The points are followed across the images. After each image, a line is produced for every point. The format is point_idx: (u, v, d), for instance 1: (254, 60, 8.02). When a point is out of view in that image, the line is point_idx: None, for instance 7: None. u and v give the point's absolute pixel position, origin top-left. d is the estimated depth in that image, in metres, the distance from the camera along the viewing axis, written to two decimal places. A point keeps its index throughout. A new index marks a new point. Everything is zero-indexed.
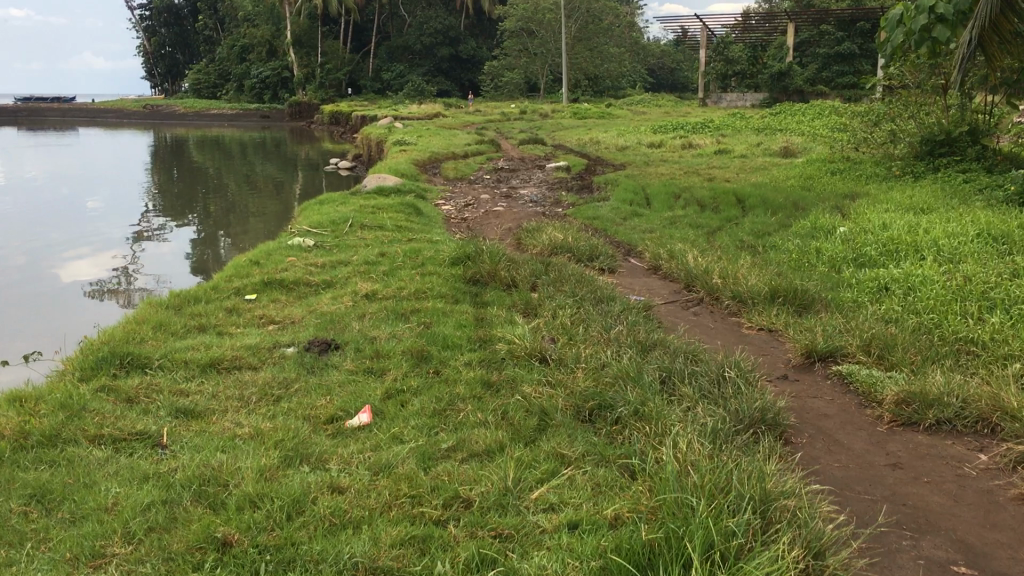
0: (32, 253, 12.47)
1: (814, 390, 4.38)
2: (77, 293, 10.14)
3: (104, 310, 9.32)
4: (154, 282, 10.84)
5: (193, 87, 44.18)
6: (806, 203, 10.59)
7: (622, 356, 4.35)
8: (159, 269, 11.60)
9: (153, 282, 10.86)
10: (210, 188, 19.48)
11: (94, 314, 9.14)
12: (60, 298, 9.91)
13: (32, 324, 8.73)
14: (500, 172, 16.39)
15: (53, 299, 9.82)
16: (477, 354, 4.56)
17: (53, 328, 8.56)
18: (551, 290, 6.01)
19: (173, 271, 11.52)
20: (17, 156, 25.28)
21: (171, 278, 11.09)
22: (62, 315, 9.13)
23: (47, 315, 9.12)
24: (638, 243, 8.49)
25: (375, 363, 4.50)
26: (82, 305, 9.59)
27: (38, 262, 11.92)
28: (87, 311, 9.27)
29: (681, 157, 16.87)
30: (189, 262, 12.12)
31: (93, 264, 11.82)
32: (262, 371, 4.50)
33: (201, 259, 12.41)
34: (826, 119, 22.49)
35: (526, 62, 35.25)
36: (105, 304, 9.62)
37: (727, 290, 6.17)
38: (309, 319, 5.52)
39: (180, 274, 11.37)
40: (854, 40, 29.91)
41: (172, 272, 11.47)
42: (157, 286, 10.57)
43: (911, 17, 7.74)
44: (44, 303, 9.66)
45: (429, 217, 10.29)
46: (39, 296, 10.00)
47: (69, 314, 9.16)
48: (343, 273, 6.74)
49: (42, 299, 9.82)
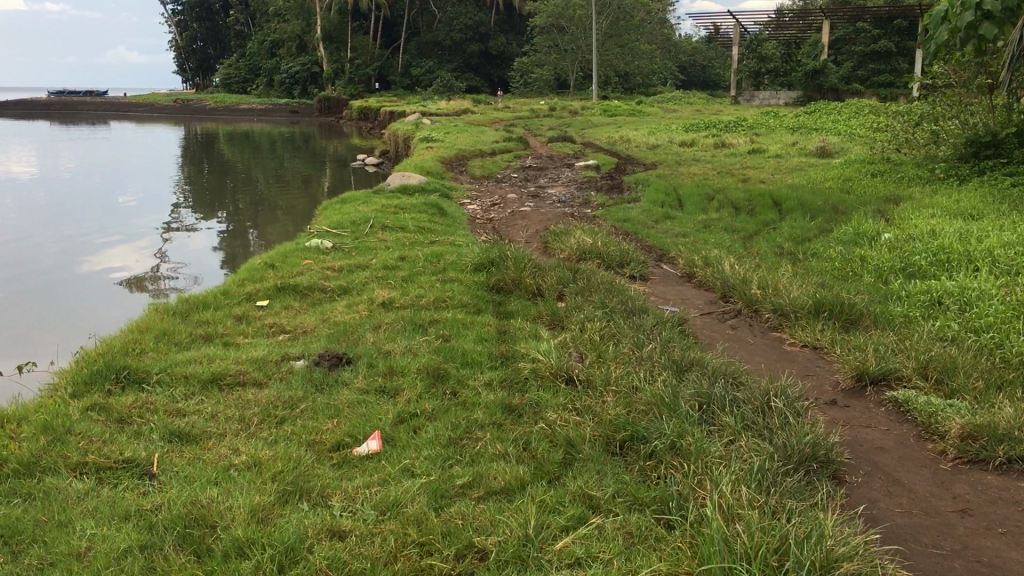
0: (64, 244, 12.37)
1: (866, 419, 4.00)
2: (108, 286, 9.98)
3: (133, 303, 9.13)
4: (183, 274, 10.68)
5: (223, 83, 44.27)
6: (847, 207, 10.15)
7: (657, 380, 4.00)
8: (190, 262, 11.41)
9: (183, 274, 10.67)
10: (240, 182, 19.35)
11: (121, 305, 9.00)
12: (90, 290, 9.75)
13: (59, 316, 8.55)
14: (528, 170, 16.05)
15: (83, 292, 9.65)
16: (499, 372, 4.22)
17: (80, 320, 8.36)
18: (579, 299, 5.67)
19: (204, 264, 11.32)
20: (51, 149, 25.37)
21: (199, 270, 10.94)
22: (89, 307, 8.93)
23: (75, 307, 8.93)
24: (670, 247, 8.13)
25: (388, 381, 4.17)
26: (111, 297, 9.40)
27: (69, 253, 11.79)
28: (116, 304, 9.07)
29: (714, 156, 16.47)
30: (218, 256, 11.92)
31: (124, 256, 11.67)
32: (267, 389, 4.19)
33: (232, 252, 12.21)
34: (862, 119, 21.94)
35: (555, 59, 34.86)
36: (135, 297, 9.42)
37: (767, 302, 5.79)
38: (322, 329, 5.21)
39: (211, 267, 11.16)
40: (890, 38, 29.25)
41: (201, 264, 11.32)
42: (188, 279, 10.37)
43: (955, 14, 7.28)
44: (73, 295, 9.49)
45: (454, 218, 9.97)
46: (69, 288, 9.84)
47: (96, 307, 8.96)
48: (360, 278, 6.44)
49: (71, 292, 9.65)
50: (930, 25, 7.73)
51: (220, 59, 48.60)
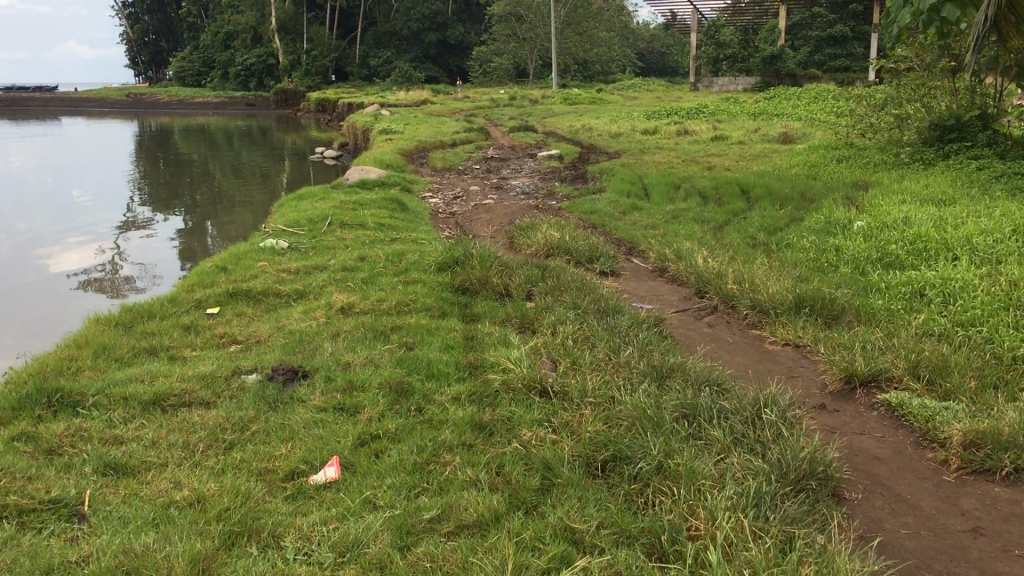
0: (18, 242, 11.89)
1: (859, 426, 3.75)
2: (62, 285, 9.55)
3: (89, 303, 8.71)
4: (142, 272, 10.27)
5: (177, 76, 43.32)
6: (815, 194, 9.96)
7: (637, 389, 3.74)
8: (147, 259, 10.97)
9: (141, 273, 10.24)
10: (197, 177, 18.82)
11: (79, 305, 8.62)
12: (43, 290, 9.31)
13: (10, 318, 8.12)
14: (490, 162, 15.70)
15: (36, 292, 9.23)
16: (467, 385, 3.92)
17: (32, 322, 7.95)
18: (549, 300, 5.38)
19: (162, 261, 10.90)
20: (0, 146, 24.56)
21: (158, 268, 10.53)
22: (43, 309, 8.51)
23: (26, 309, 8.51)
24: (639, 240, 7.87)
25: (348, 397, 3.84)
26: (65, 297, 8.98)
27: (23, 252, 11.33)
28: (70, 304, 8.64)
29: (677, 144, 16.26)
30: (176, 252, 11.49)
31: (80, 254, 11.22)
32: (215, 408, 3.85)
33: (190, 248, 11.78)
34: (822, 103, 21.88)
35: (514, 47, 34.44)
36: (90, 296, 9.00)
37: (745, 297, 5.54)
38: (276, 339, 4.87)
39: (170, 265, 10.74)
40: (846, 22, 29.15)
41: (160, 261, 10.92)
42: (146, 278, 9.95)
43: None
44: (25, 296, 9.05)
45: (415, 213, 9.64)
46: (21, 288, 9.39)
47: (49, 308, 8.54)
48: (318, 281, 6.09)
49: (22, 292, 9.21)
50: (893, 11, 7.55)
51: (173, 52, 47.56)
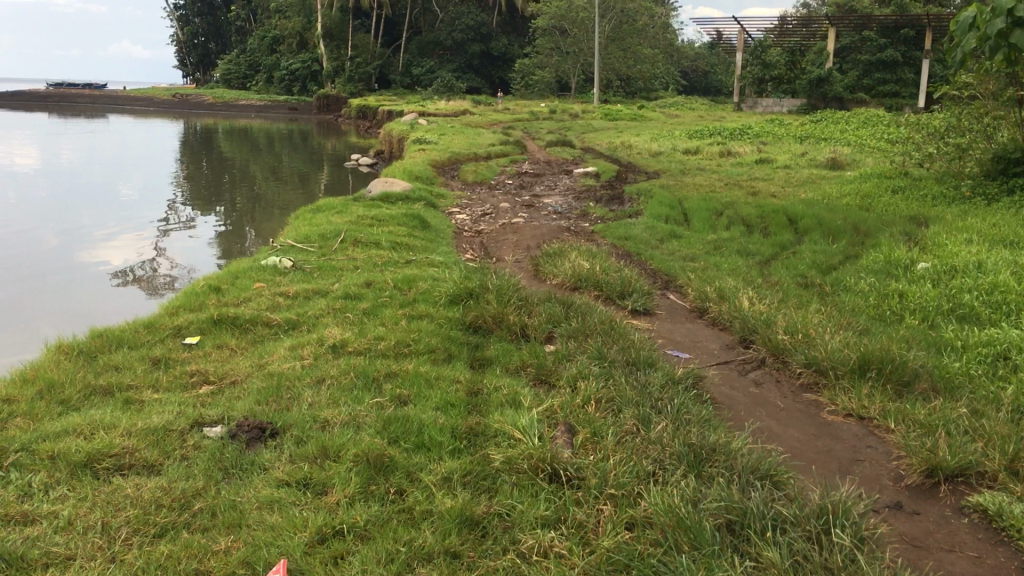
0: (62, 234, 11.57)
1: (947, 538, 3.00)
2: (98, 282, 9.13)
3: (124, 303, 8.26)
4: (179, 270, 9.83)
5: (222, 78, 43.34)
6: (870, 228, 9.18)
7: (673, 483, 3.06)
8: (184, 258, 10.50)
9: (177, 272, 9.76)
10: (235, 177, 18.45)
11: (115, 305, 8.20)
12: (79, 286, 8.89)
13: (44, 317, 7.73)
14: (523, 177, 15.07)
15: (71, 288, 8.81)
16: (461, 460, 3.21)
17: (65, 323, 7.52)
18: (571, 347, 4.68)
19: (200, 261, 10.42)
20: (49, 140, 24.46)
21: (195, 266, 10.08)
22: (76, 307, 8.10)
23: (58, 308, 8.06)
24: (677, 273, 7.15)
25: (316, 470, 3.15)
26: (100, 296, 8.54)
27: (63, 244, 11.00)
28: (105, 305, 8.21)
29: (720, 166, 15.51)
30: (213, 251, 11.01)
31: (120, 248, 10.83)
32: (157, 476, 3.18)
33: (227, 248, 11.28)
34: (873, 129, 20.98)
35: (557, 61, 33.80)
36: (125, 296, 8.53)
37: (799, 353, 4.81)
38: (255, 380, 4.22)
39: (206, 263, 10.29)
40: (898, 47, 28.18)
41: (198, 260, 10.47)
42: (181, 277, 9.48)
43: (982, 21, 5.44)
44: (59, 292, 8.62)
45: (437, 231, 9.00)
46: (57, 283, 9.00)
47: (84, 306, 8.13)
48: (315, 310, 5.43)
49: (56, 288, 8.78)
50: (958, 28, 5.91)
51: (220, 54, 47.67)
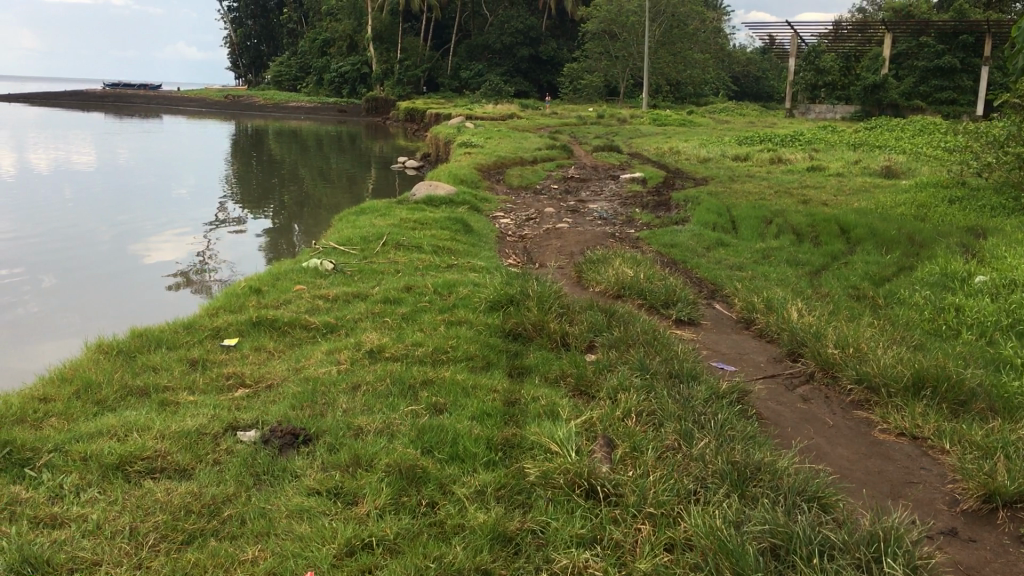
0: (115, 232, 11.73)
1: (1005, 568, 2.85)
2: (149, 279, 9.23)
3: (174, 300, 8.33)
4: (227, 269, 9.89)
5: (274, 80, 43.87)
6: (924, 238, 8.93)
7: (715, 504, 2.94)
8: (233, 257, 10.57)
9: (226, 270, 9.83)
10: (285, 178, 18.60)
11: (165, 303, 8.26)
12: (130, 283, 8.99)
13: (96, 313, 7.81)
14: (569, 181, 14.98)
15: (123, 285, 8.90)
16: (495, 473, 3.13)
17: (115, 320, 7.58)
18: (612, 357, 4.58)
19: (248, 259, 10.47)
20: (105, 140, 24.91)
21: (243, 265, 10.14)
22: (127, 303, 8.18)
23: (110, 304, 8.14)
24: (724, 282, 7.00)
25: (348, 479, 3.09)
26: (151, 293, 8.62)
27: (117, 241, 11.15)
28: (155, 302, 8.27)
29: (770, 173, 15.27)
30: (261, 251, 11.07)
31: (172, 246, 10.94)
32: (188, 481, 3.14)
33: (276, 247, 11.33)
34: (928, 137, 20.54)
35: (606, 65, 33.64)
36: (175, 294, 8.61)
37: (850, 368, 4.65)
38: (291, 384, 4.17)
39: (254, 262, 10.34)
40: (955, 54, 27.60)
41: (246, 258, 10.53)
42: (230, 276, 9.54)
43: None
44: (111, 289, 8.72)
45: (481, 235, 8.94)
46: (110, 280, 9.11)
47: (134, 303, 8.21)
48: (354, 314, 5.39)
49: (109, 285, 8.89)
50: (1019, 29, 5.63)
51: (273, 57, 48.25)
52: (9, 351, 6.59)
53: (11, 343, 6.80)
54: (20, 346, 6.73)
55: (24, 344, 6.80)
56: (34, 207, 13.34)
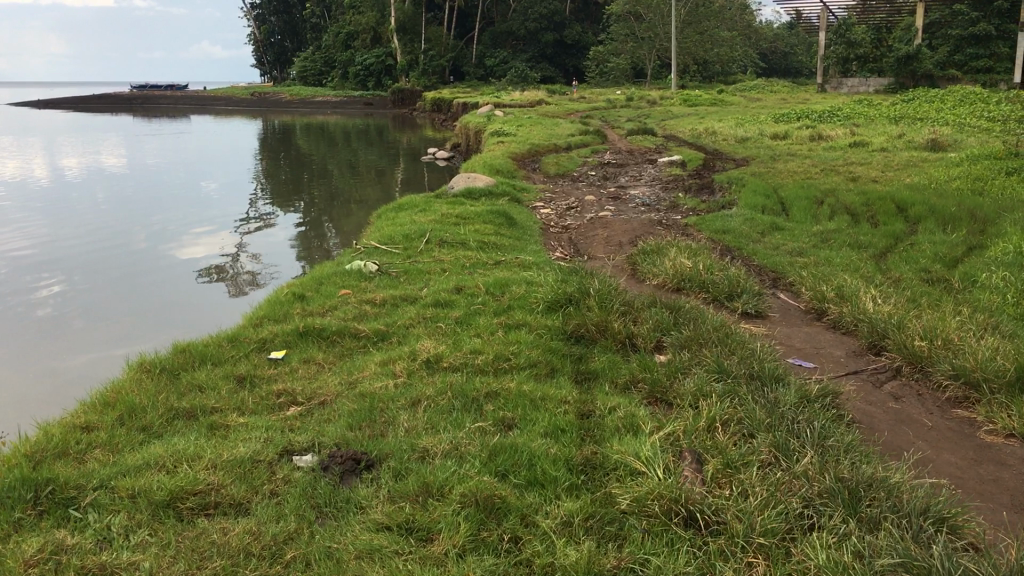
0: (149, 233, 11.52)
1: None
2: (184, 279, 8.97)
3: (214, 299, 8.08)
4: (262, 265, 9.64)
5: (300, 75, 43.74)
6: (988, 214, 8.49)
7: (833, 533, 2.63)
8: (268, 253, 10.33)
9: (262, 267, 9.56)
10: (316, 173, 18.38)
11: (205, 301, 8.02)
12: (167, 283, 8.77)
13: (137, 314, 7.59)
14: (606, 167, 14.60)
15: (159, 285, 8.69)
16: (581, 501, 2.84)
17: (155, 322, 7.33)
18: (685, 359, 4.27)
19: (283, 256, 10.22)
20: (136, 142, 24.86)
21: (278, 261, 9.89)
22: (166, 304, 7.95)
23: (148, 305, 7.91)
24: (787, 271, 6.65)
25: (420, 511, 2.81)
26: (188, 292, 8.39)
27: (151, 241, 10.96)
28: (193, 301, 8.04)
29: (812, 151, 14.80)
30: (295, 247, 10.80)
31: (205, 245, 10.73)
32: (246, 518, 2.88)
33: (310, 243, 11.07)
34: (970, 107, 19.86)
35: (632, 47, 33.10)
36: (211, 293, 8.33)
37: (942, 363, 4.29)
38: (346, 400, 3.91)
39: (289, 258, 10.08)
40: (991, 21, 26.74)
41: (281, 254, 10.29)
42: (267, 273, 9.28)
43: None
44: (146, 291, 8.47)
45: (524, 228, 8.64)
46: (145, 281, 8.91)
47: (173, 303, 7.98)
48: (404, 319, 5.11)
49: (144, 287, 8.66)
50: None
51: (297, 52, 48.08)
52: (50, 358, 6.32)
53: (47, 350, 6.53)
54: (64, 351, 6.50)
55: (62, 350, 6.53)
56: (66, 212, 13.14)
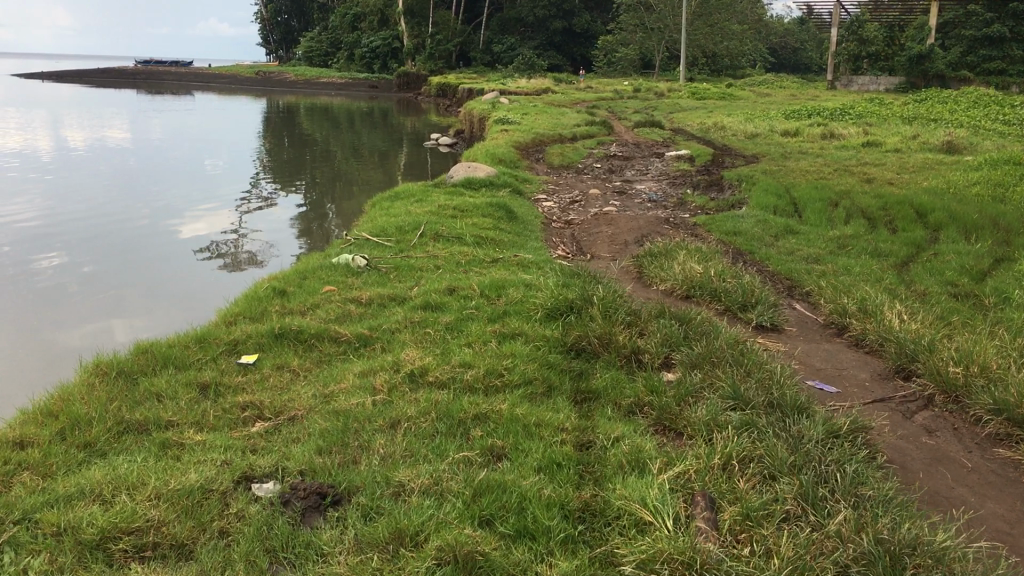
0: (152, 209, 11.11)
1: None
2: (183, 257, 8.53)
3: (214, 278, 7.66)
4: (261, 246, 9.21)
5: (305, 56, 43.21)
6: (1012, 223, 8.05)
7: None
8: (269, 234, 9.89)
9: (261, 248, 9.12)
10: (318, 154, 17.92)
11: (206, 280, 7.59)
12: (166, 260, 8.35)
13: (136, 290, 7.17)
14: (612, 160, 14.14)
15: (157, 262, 8.27)
16: (577, 562, 2.43)
17: (153, 299, 6.92)
18: (696, 381, 3.85)
19: (283, 237, 9.79)
20: (139, 117, 24.40)
21: (278, 243, 9.45)
22: (164, 281, 7.53)
23: (146, 282, 7.50)
24: (804, 280, 6.22)
25: (388, 565, 2.40)
26: (186, 270, 7.97)
27: (153, 218, 10.55)
28: (192, 279, 7.63)
29: (824, 149, 14.33)
30: (295, 229, 10.32)
31: (204, 223, 10.30)
32: (186, 565, 2.47)
33: (311, 225, 10.62)
34: (985, 109, 19.36)
35: (641, 38, 32.57)
36: (209, 272, 7.90)
37: (982, 395, 3.87)
38: (318, 418, 3.49)
39: (288, 240, 9.64)
40: (1005, 22, 26.18)
41: (282, 235, 9.86)
42: (266, 254, 8.80)
43: None
44: (144, 267, 8.05)
45: (525, 222, 8.21)
46: (144, 257, 8.50)
47: (172, 280, 7.56)
48: (390, 323, 4.69)
49: (141, 263, 8.24)
50: None
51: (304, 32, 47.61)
52: (42, 332, 5.92)
53: (36, 325, 6.11)
54: (57, 325, 6.11)
55: (53, 325, 6.12)
56: (68, 185, 12.74)
